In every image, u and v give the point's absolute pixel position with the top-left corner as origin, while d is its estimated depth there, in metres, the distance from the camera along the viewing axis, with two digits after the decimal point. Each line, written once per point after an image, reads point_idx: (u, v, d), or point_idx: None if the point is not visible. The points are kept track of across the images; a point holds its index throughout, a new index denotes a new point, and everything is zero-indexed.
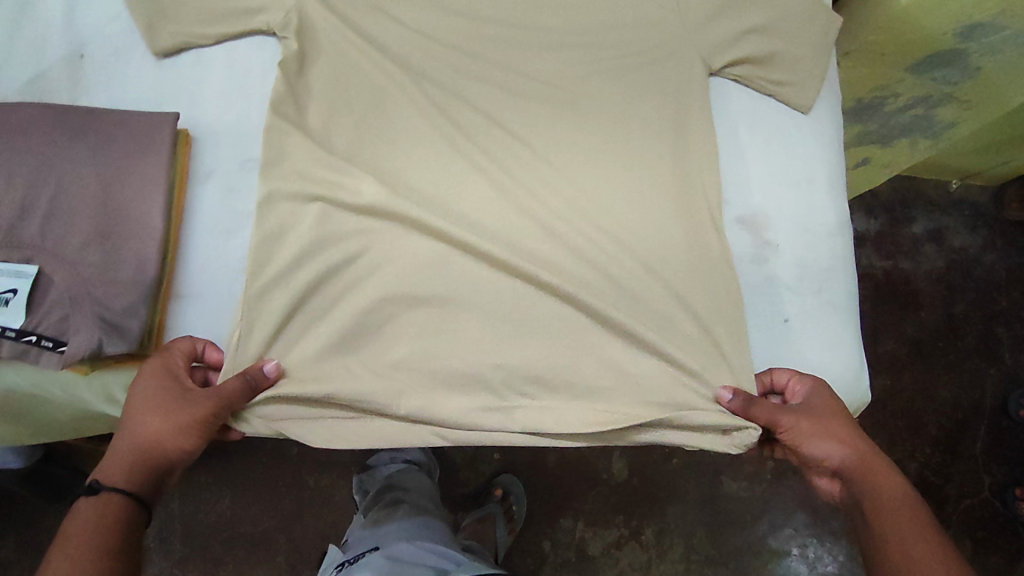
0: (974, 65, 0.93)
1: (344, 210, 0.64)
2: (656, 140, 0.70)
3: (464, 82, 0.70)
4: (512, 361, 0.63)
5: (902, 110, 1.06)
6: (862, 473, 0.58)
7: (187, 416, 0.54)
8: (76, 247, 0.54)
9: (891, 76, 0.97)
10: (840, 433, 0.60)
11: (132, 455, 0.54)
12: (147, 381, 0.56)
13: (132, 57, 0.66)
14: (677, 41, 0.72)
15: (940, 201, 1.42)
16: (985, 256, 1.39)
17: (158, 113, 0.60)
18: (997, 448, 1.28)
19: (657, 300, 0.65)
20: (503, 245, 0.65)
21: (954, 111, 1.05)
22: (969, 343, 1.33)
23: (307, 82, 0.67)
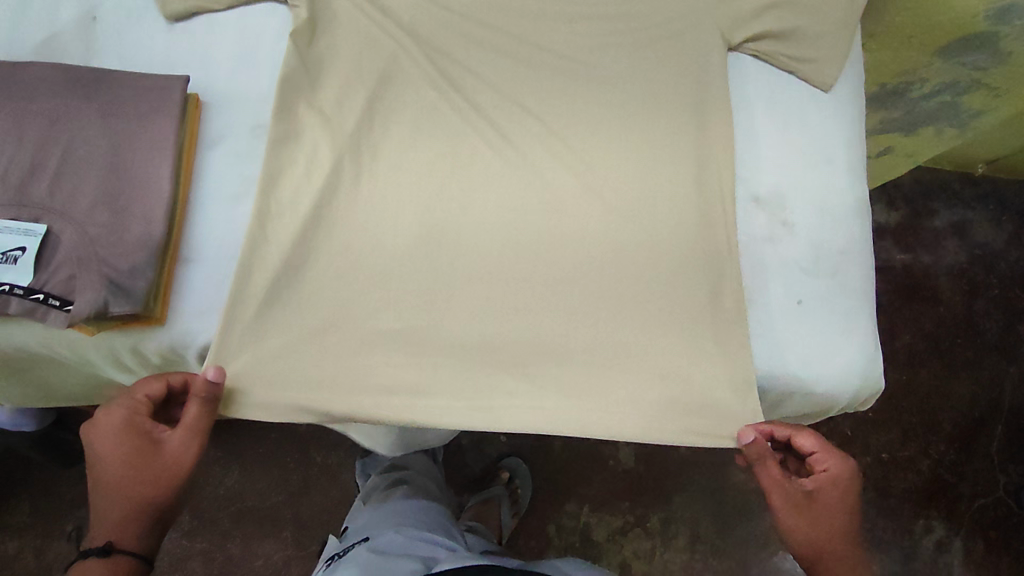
0: (1005, 49, 0.92)
1: (352, 181, 0.63)
2: (671, 118, 0.69)
3: (478, 54, 0.69)
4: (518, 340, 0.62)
5: (929, 96, 1.05)
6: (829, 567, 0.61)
7: (158, 472, 0.56)
8: (85, 208, 0.54)
9: (918, 60, 0.97)
10: (827, 534, 0.61)
11: (120, 515, 0.56)
12: (116, 440, 0.55)
13: (143, 21, 0.65)
14: (695, 19, 0.71)
15: (964, 193, 1.38)
16: (1010, 251, 1.35)
17: (168, 78, 0.59)
18: (1013, 447, 1.25)
19: (668, 281, 0.64)
20: (513, 221, 0.64)
21: (982, 98, 1.05)
22: (989, 340, 1.31)
23: (319, 52, 0.66)
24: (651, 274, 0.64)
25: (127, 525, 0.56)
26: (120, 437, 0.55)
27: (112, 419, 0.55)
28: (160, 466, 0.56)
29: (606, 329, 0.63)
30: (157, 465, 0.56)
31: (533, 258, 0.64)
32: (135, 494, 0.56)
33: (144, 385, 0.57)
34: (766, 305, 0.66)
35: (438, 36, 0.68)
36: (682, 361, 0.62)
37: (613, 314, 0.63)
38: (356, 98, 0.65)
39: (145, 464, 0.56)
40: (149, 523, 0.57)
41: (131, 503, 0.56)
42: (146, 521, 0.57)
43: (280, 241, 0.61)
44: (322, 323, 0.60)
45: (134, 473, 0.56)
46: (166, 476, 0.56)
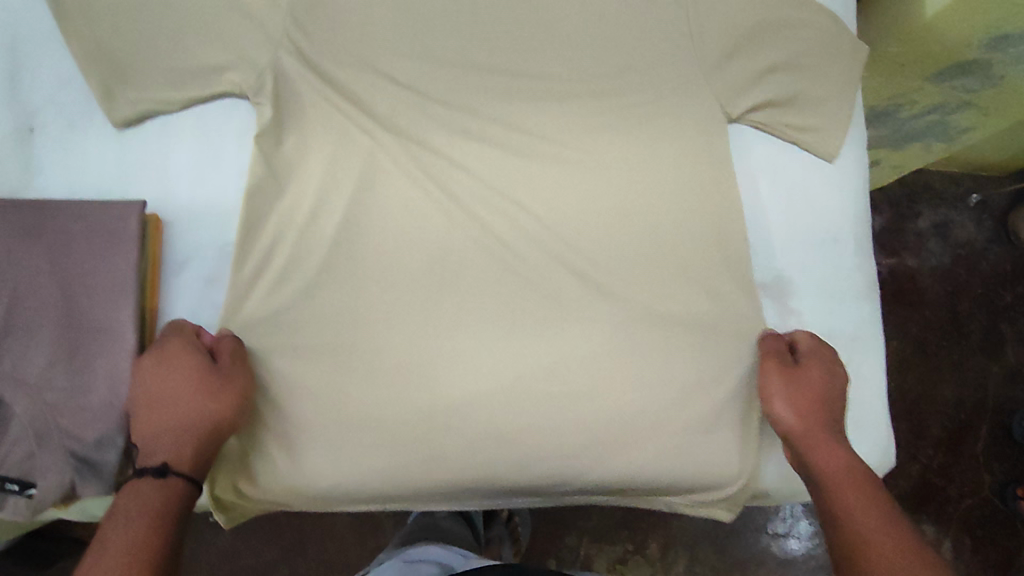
0: (997, 74, 0.99)
1: (333, 293, 0.60)
2: (664, 198, 0.66)
3: (462, 142, 0.64)
4: (511, 440, 0.61)
5: (922, 115, 1.13)
6: (809, 444, 0.60)
7: (229, 391, 0.51)
8: (42, 372, 0.50)
9: (911, 85, 1.05)
10: (807, 406, 0.62)
11: (182, 438, 0.49)
12: (182, 360, 0.50)
13: (88, 129, 0.58)
14: (694, 88, 0.67)
15: (946, 192, 1.37)
16: (991, 249, 1.35)
17: (120, 206, 0.53)
18: (998, 446, 1.27)
19: (665, 367, 0.64)
20: (507, 316, 0.62)
21: (972, 116, 1.13)
22: (973, 340, 1.31)
23: (287, 153, 0.61)
24: (653, 358, 0.64)
25: (192, 448, 0.49)
26: (180, 358, 0.50)
27: (179, 339, 0.51)
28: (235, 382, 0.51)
29: (604, 428, 0.62)
30: (224, 385, 0.51)
31: (531, 355, 0.62)
32: (202, 408, 0.50)
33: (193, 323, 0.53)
34: None
35: (418, 120, 0.63)
36: (676, 457, 0.63)
37: (615, 409, 0.63)
38: (333, 201, 0.61)
39: (212, 381, 0.50)
40: (214, 450, 0.50)
41: (202, 424, 0.49)
42: (217, 447, 0.50)
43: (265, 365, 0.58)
44: (317, 444, 0.58)
45: (199, 388, 0.50)
46: (240, 392, 0.51)
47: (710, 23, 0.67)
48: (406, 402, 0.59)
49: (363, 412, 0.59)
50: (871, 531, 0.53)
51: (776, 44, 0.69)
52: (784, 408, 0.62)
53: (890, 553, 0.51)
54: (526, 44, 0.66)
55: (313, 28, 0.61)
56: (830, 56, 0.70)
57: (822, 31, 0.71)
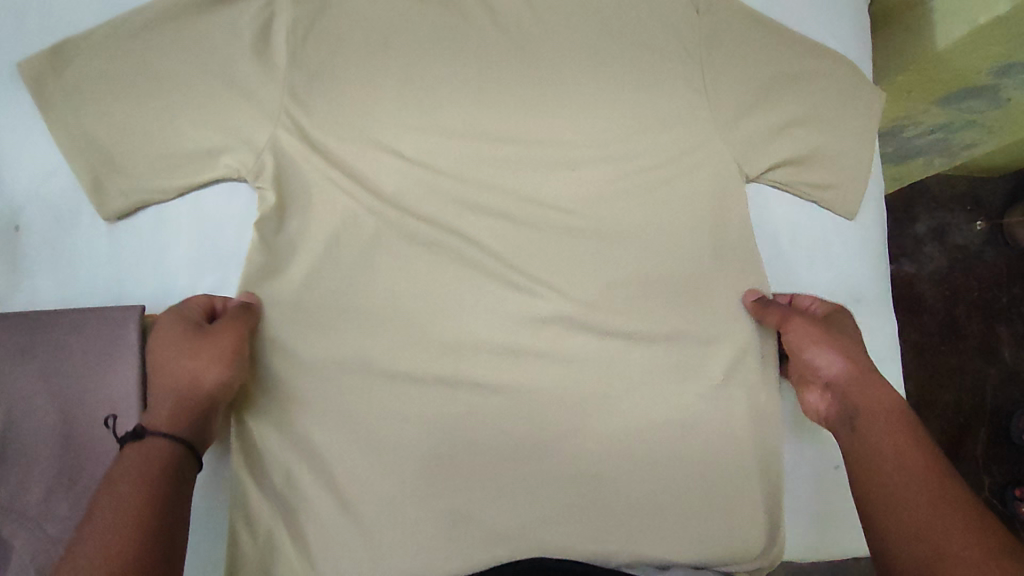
0: (1002, 97, 0.97)
1: (344, 378, 0.58)
2: (675, 263, 0.65)
3: (471, 216, 0.62)
4: (526, 518, 0.58)
5: (924, 134, 1.11)
6: (851, 388, 0.58)
7: (213, 348, 0.50)
8: (42, 497, 0.48)
9: (917, 108, 1.03)
10: (845, 351, 0.60)
11: (168, 402, 0.48)
12: (168, 326, 0.51)
13: (78, 223, 0.56)
14: (714, 148, 0.66)
15: (942, 196, 1.34)
16: (987, 251, 1.33)
17: (105, 315, 0.51)
18: (997, 449, 1.27)
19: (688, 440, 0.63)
20: (521, 394, 0.61)
21: (976, 134, 1.11)
22: (971, 343, 1.30)
23: (290, 237, 0.59)
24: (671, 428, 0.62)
25: (173, 411, 0.48)
26: (169, 325, 0.51)
27: (172, 313, 0.52)
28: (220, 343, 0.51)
29: (627, 506, 0.61)
30: (209, 347, 0.51)
31: (547, 433, 0.60)
32: (183, 373, 0.49)
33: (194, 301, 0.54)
34: (804, 473, 0.68)
35: (425, 193, 0.61)
36: (701, 534, 0.61)
37: (634, 482, 0.61)
38: (342, 283, 0.59)
39: (195, 344, 0.51)
40: (199, 413, 0.49)
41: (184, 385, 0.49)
42: (200, 410, 0.49)
43: (278, 456, 0.57)
44: (328, 540, 0.56)
45: (182, 348, 0.50)
46: (224, 350, 0.51)
47: (727, 79, 0.67)
48: (419, 484, 0.58)
49: (373, 499, 0.57)
50: (894, 457, 0.52)
51: (788, 98, 0.69)
52: (819, 354, 0.61)
53: (911, 479, 0.51)
54: (533, 108, 0.64)
55: (317, 102, 0.59)
56: (843, 110, 0.71)
57: (829, 87, 0.70)
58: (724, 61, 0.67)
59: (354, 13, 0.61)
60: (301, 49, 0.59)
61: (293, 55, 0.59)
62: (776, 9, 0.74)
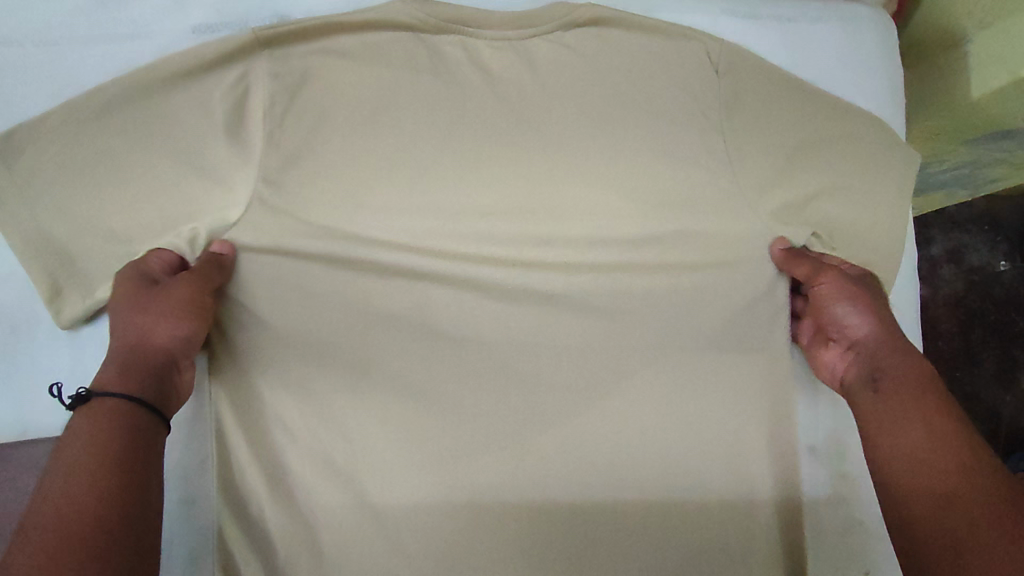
0: None
1: (328, 484, 0.53)
2: (695, 348, 0.59)
3: (469, 300, 0.58)
4: None
5: (948, 168, 1.05)
6: (879, 348, 0.54)
7: (167, 299, 0.49)
8: None
9: (944, 146, 0.96)
10: (876, 308, 0.56)
11: (120, 357, 0.47)
12: (129, 283, 0.50)
13: (35, 331, 0.51)
14: (732, 226, 0.61)
15: (959, 217, 1.27)
16: (1006, 275, 1.25)
17: None
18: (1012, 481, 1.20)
19: (717, 562, 0.55)
20: (522, 498, 0.54)
21: (1002, 169, 1.05)
22: (988, 370, 1.22)
23: (271, 335, 0.55)
24: (694, 547, 0.55)
25: (119, 364, 0.46)
26: (130, 281, 0.50)
27: (139, 269, 0.50)
28: (178, 294, 0.49)
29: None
30: (162, 297, 0.49)
31: (554, 547, 0.54)
32: (135, 323, 0.48)
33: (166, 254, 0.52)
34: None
35: (419, 281, 0.57)
36: None
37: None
38: (326, 380, 0.55)
39: (150, 296, 0.49)
40: (147, 366, 0.47)
41: (138, 341, 0.48)
42: (149, 367, 0.47)
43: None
44: None
45: (137, 300, 0.49)
46: (176, 301, 0.49)
47: (750, 147, 0.61)
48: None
49: None
50: (924, 423, 0.48)
51: (815, 166, 0.63)
52: (848, 312, 0.56)
53: (926, 430, 0.47)
54: (537, 182, 0.59)
55: (302, 185, 0.55)
56: (875, 177, 0.65)
57: (861, 150, 0.64)
58: (748, 126, 0.61)
59: (341, 84, 0.56)
60: (280, 126, 0.54)
61: (270, 134, 0.54)
62: (799, 61, 0.68)
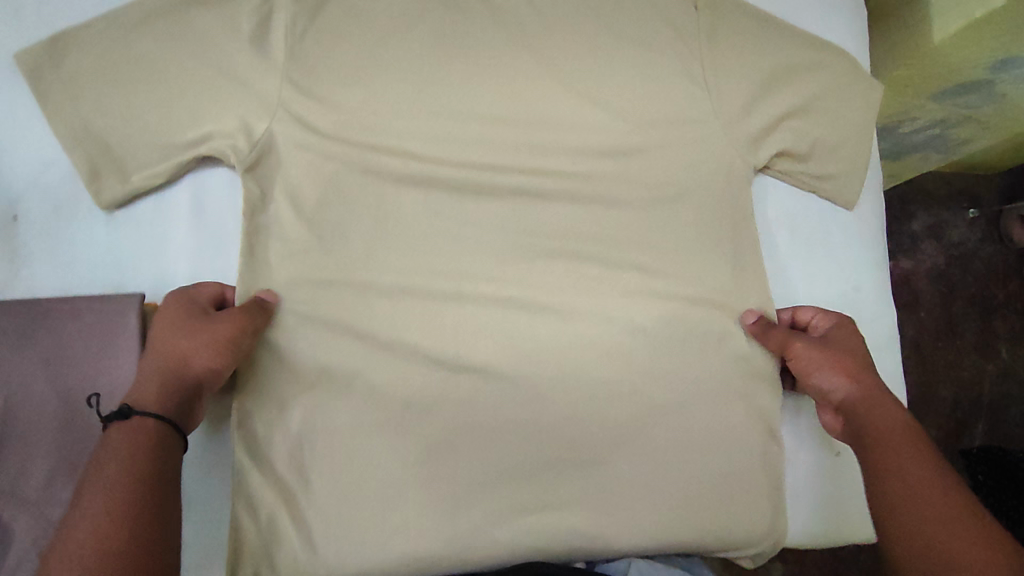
0: (998, 91, 0.98)
1: (343, 366, 0.58)
2: (679, 251, 0.65)
3: (472, 204, 0.62)
4: (523, 500, 0.58)
5: (921, 131, 1.11)
6: (859, 406, 0.56)
7: (215, 333, 0.51)
8: (43, 486, 0.48)
9: (913, 102, 1.03)
10: (850, 367, 0.58)
11: (157, 384, 0.48)
12: (176, 316, 0.51)
13: (77, 212, 0.57)
14: (715, 141, 0.65)
15: (936, 194, 1.32)
16: (983, 249, 1.31)
17: (103, 301, 0.51)
18: (996, 443, 1.24)
19: (696, 437, 0.62)
20: (513, 381, 0.60)
21: (970, 130, 1.11)
22: (969, 339, 1.27)
23: (284, 230, 0.58)
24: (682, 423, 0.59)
25: (158, 390, 0.48)
26: (176, 312, 0.52)
27: (183, 302, 0.53)
28: (220, 328, 0.51)
29: (630, 498, 0.60)
30: (212, 330, 0.51)
31: (548, 425, 0.60)
32: (174, 350, 0.50)
33: (208, 289, 0.55)
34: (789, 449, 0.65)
35: (423, 187, 0.61)
36: (699, 513, 0.61)
37: (636, 464, 0.60)
38: (340, 279, 0.59)
39: (201, 326, 0.51)
40: (186, 395, 0.49)
41: (176, 368, 0.49)
42: (185, 395, 0.49)
43: (276, 446, 0.56)
44: (330, 524, 0.55)
45: (184, 329, 0.51)
46: (223, 335, 0.51)
47: (731, 72, 0.65)
48: (416, 466, 0.57)
49: (368, 485, 0.56)
50: (904, 467, 0.50)
51: (793, 88, 0.67)
52: (825, 378, 0.58)
53: (912, 475, 0.49)
54: (536, 99, 0.64)
55: (316, 89, 0.59)
56: (848, 101, 0.69)
57: (834, 77, 0.69)
58: (727, 55, 0.66)
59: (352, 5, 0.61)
60: (298, 39, 0.59)
61: (289, 46, 0.59)
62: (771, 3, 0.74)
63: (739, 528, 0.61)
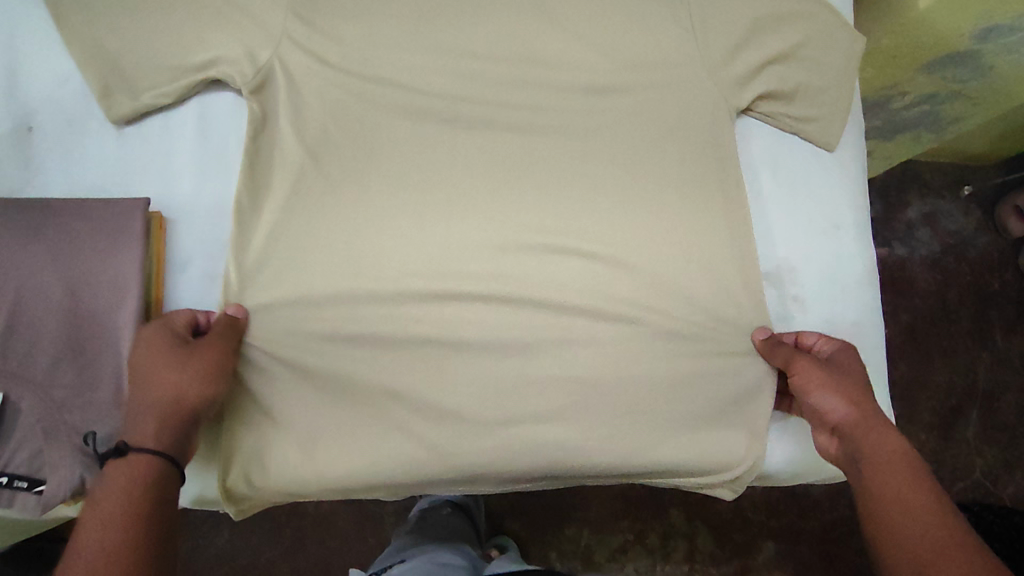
0: (987, 63, 0.97)
1: (331, 283, 0.59)
2: (666, 183, 0.66)
3: (465, 134, 0.64)
4: (505, 420, 0.60)
5: (910, 107, 1.10)
6: (856, 432, 0.57)
7: (196, 364, 0.52)
8: (47, 366, 0.52)
9: (903, 75, 1.02)
10: (850, 392, 0.58)
11: (151, 419, 0.50)
12: (161, 346, 0.52)
13: (88, 126, 0.60)
14: (700, 80, 0.67)
15: (934, 183, 1.32)
16: (980, 238, 1.30)
17: (109, 203, 0.55)
18: (992, 431, 1.21)
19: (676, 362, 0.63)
20: (498, 302, 0.61)
21: (961, 107, 1.10)
22: (963, 326, 1.26)
23: (283, 152, 0.61)
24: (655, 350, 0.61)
25: (151, 426, 0.50)
26: (156, 344, 0.52)
27: (161, 329, 0.53)
28: (201, 357, 0.52)
29: (607, 417, 0.61)
30: (194, 360, 0.52)
31: (534, 343, 0.61)
32: (163, 382, 0.51)
33: (183, 315, 0.55)
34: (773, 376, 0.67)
35: (418, 117, 0.63)
36: (676, 433, 0.63)
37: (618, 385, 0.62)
38: (329, 204, 0.60)
39: (185, 356, 0.52)
40: (180, 428, 0.51)
41: (165, 402, 0.51)
42: (178, 429, 0.51)
43: (268, 355, 0.58)
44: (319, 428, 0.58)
45: (167, 360, 0.52)
46: (205, 364, 0.52)
47: (718, 15, 0.68)
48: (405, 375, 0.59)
49: (357, 392, 0.59)
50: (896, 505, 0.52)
51: (778, 33, 0.69)
52: (824, 399, 0.59)
53: (900, 512, 0.51)
54: (532, 36, 0.67)
55: (319, 22, 0.62)
56: (829, 50, 0.71)
57: (822, 24, 0.70)
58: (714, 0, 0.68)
59: None
60: None
61: None
62: None
63: (711, 449, 0.63)
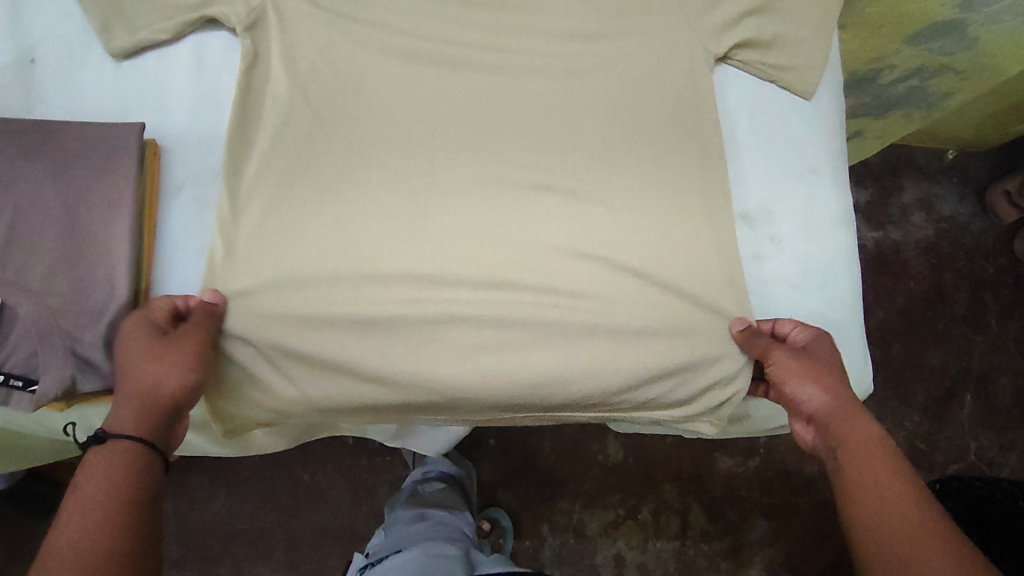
0: (972, 35, 0.89)
1: (321, 215, 0.61)
2: (648, 129, 0.68)
3: (454, 76, 0.67)
4: (486, 354, 0.62)
5: (899, 81, 1.01)
6: (832, 423, 0.59)
7: (179, 354, 0.55)
8: (43, 275, 0.55)
9: (887, 47, 0.94)
10: (827, 382, 0.60)
11: (135, 408, 0.53)
12: (141, 336, 0.55)
13: (88, 59, 0.63)
14: (679, 29, 0.69)
15: (929, 167, 1.29)
16: (974, 223, 1.27)
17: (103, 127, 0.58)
18: (985, 413, 1.20)
19: (654, 300, 0.64)
20: (481, 239, 0.63)
21: (949, 83, 1.01)
22: (957, 310, 1.24)
23: (275, 89, 0.64)
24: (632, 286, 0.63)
25: (136, 416, 0.53)
26: (141, 334, 0.55)
27: (145, 319, 0.56)
28: (180, 347, 0.55)
29: (584, 351, 0.63)
30: (175, 351, 0.55)
31: (518, 271, 0.63)
32: (143, 373, 0.54)
33: (164, 300, 0.57)
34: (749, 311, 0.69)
35: (407, 58, 0.66)
36: (655, 368, 0.64)
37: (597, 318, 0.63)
38: (322, 138, 0.63)
39: (165, 347, 0.55)
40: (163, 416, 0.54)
41: (148, 392, 0.54)
42: (164, 417, 0.54)
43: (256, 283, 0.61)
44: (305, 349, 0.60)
45: (150, 351, 0.54)
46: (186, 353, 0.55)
47: None
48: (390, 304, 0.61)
49: (342, 319, 0.61)
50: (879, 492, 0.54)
51: None
52: (803, 389, 0.60)
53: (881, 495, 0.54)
54: None
55: None
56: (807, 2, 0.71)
57: None
58: None
59: None
60: None
61: None
62: None
63: (684, 385, 0.65)
